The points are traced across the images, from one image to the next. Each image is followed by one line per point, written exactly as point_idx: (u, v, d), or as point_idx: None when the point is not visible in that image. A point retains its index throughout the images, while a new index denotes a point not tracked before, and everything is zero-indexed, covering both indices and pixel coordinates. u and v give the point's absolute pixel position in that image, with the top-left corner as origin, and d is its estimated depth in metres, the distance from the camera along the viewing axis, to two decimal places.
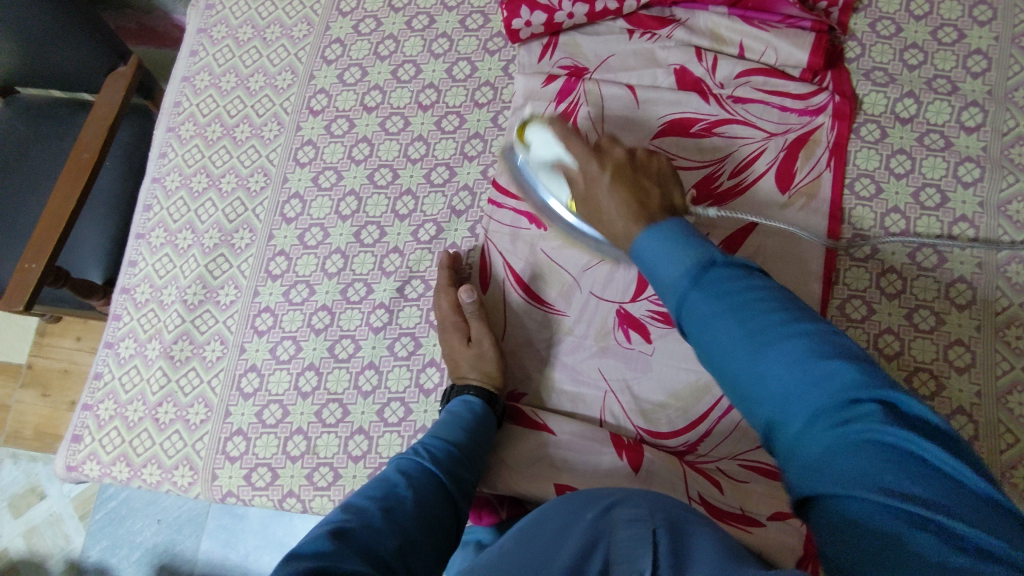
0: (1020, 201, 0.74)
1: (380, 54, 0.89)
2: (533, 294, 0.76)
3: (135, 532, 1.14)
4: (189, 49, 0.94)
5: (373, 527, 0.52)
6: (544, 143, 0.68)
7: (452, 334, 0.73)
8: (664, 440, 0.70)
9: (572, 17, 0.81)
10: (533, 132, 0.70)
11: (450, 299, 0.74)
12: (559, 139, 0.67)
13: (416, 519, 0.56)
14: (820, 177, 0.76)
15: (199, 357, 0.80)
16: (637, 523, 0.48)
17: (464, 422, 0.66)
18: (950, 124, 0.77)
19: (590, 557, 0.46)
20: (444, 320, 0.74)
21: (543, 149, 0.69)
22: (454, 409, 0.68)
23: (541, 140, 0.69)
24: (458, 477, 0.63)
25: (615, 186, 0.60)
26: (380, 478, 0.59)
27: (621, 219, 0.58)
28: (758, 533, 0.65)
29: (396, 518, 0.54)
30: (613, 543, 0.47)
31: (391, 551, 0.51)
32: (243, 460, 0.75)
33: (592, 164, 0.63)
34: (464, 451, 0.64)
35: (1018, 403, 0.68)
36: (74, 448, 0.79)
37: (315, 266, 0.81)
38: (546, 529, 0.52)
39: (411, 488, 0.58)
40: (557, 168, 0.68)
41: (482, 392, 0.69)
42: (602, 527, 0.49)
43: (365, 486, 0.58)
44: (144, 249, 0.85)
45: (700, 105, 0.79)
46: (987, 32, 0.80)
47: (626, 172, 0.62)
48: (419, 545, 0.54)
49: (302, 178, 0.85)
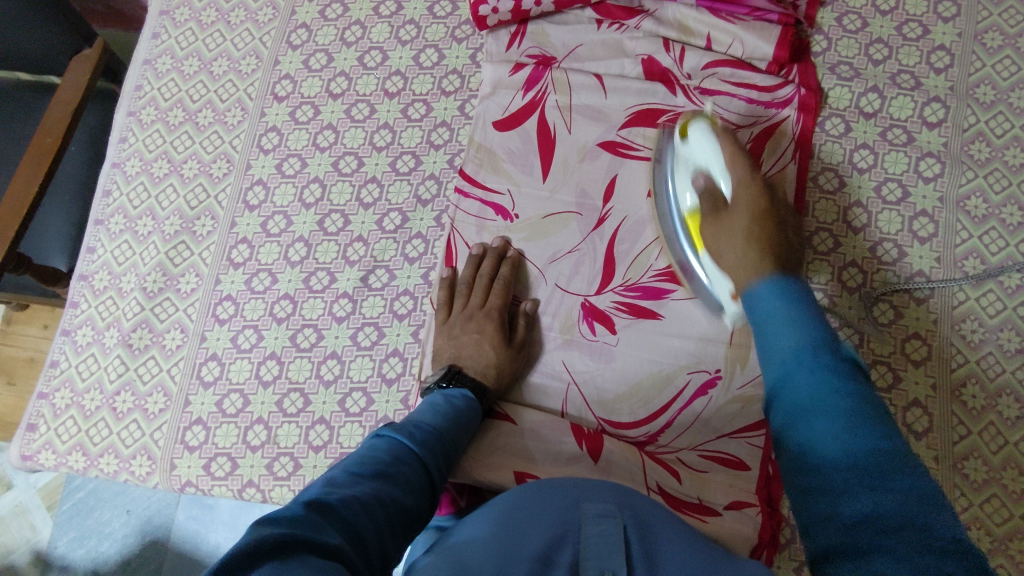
0: (977, 196, 0.75)
1: (346, 40, 0.88)
2: (520, 291, 0.76)
3: (103, 522, 1.12)
4: (151, 31, 0.92)
5: (357, 502, 0.49)
6: (706, 148, 0.68)
7: (494, 324, 0.72)
8: (625, 430, 0.71)
9: (540, 5, 0.80)
10: (698, 132, 0.69)
11: (502, 291, 0.74)
12: (722, 161, 0.68)
13: (398, 500, 0.52)
14: (785, 170, 0.76)
15: (159, 345, 0.79)
16: (605, 520, 0.50)
17: (455, 414, 0.64)
18: (912, 119, 0.78)
19: (559, 549, 0.47)
20: (490, 308, 0.73)
21: (701, 156, 0.69)
22: (449, 399, 0.66)
23: (707, 146, 0.69)
24: (442, 465, 0.60)
25: (759, 222, 0.65)
26: (364, 454, 0.55)
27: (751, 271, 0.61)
28: (713, 523, 0.65)
29: (379, 496, 0.51)
30: (581, 537, 0.49)
31: (369, 530, 0.47)
32: (202, 449, 0.74)
33: (743, 195, 0.66)
34: (447, 439, 0.62)
35: (972, 396, 0.69)
36: (29, 437, 0.77)
37: (278, 255, 0.80)
38: (516, 506, 0.52)
39: (394, 469, 0.54)
40: (701, 181, 0.69)
41: (475, 387, 0.68)
42: (570, 522, 0.50)
43: (352, 461, 0.54)
44: (102, 235, 0.84)
45: (667, 96, 0.79)
46: (951, 28, 0.81)
47: (768, 199, 0.67)
48: (397, 526, 0.51)
49: (266, 165, 0.84)
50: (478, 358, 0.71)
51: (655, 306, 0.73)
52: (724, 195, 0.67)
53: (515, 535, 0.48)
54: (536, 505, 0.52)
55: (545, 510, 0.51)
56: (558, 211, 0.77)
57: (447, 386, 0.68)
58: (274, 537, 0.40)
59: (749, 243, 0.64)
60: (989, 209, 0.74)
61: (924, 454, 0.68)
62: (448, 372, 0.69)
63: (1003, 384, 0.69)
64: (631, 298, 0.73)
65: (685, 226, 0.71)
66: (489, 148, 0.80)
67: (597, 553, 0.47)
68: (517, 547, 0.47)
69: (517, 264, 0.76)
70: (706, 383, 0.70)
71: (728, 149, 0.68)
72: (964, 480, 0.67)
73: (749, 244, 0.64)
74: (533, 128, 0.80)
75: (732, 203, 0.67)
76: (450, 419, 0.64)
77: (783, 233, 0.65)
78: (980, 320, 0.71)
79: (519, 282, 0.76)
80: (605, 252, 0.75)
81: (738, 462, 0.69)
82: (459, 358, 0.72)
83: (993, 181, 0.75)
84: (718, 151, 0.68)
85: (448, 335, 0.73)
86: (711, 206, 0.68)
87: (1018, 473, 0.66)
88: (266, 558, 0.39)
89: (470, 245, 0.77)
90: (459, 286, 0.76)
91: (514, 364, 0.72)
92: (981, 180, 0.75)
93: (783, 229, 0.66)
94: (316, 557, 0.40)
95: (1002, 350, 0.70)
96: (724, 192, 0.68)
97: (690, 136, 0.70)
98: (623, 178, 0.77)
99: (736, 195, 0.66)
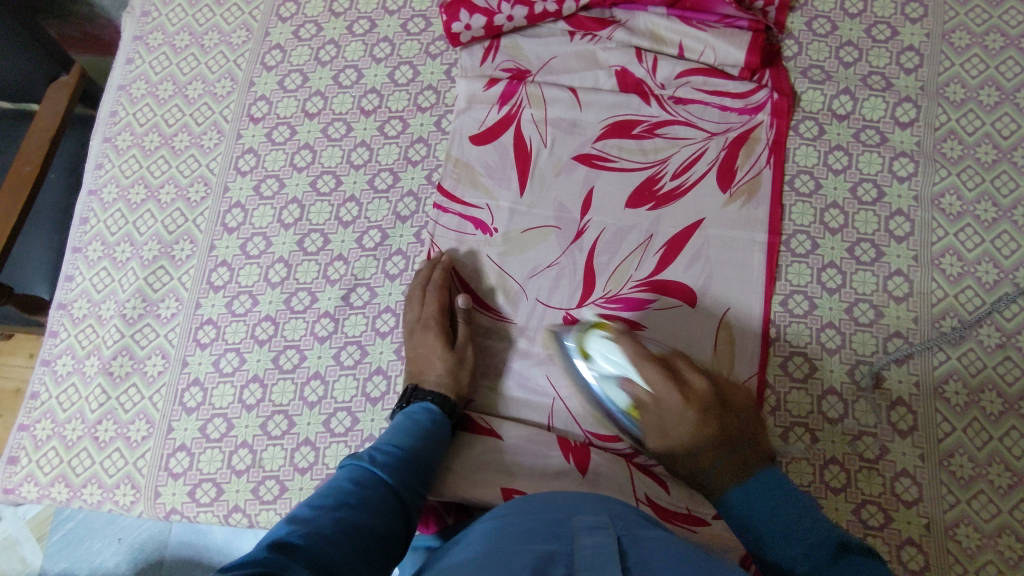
0: (951, 194, 0.75)
1: (321, 60, 0.88)
2: (482, 305, 0.76)
3: (94, 553, 1.11)
4: (125, 56, 0.92)
5: (324, 534, 0.48)
6: (610, 355, 0.65)
7: (434, 333, 0.72)
8: (613, 442, 0.71)
9: (512, 20, 0.81)
10: (599, 342, 0.67)
11: (436, 298, 0.73)
12: (630, 363, 0.64)
13: (368, 524, 0.52)
14: (760, 175, 0.77)
15: (140, 372, 0.78)
16: (597, 532, 0.49)
17: (422, 428, 0.64)
18: (885, 120, 0.79)
19: (552, 567, 0.45)
20: (427, 318, 0.73)
21: (609, 366, 0.66)
22: (414, 414, 0.66)
23: (612, 358, 0.65)
24: (412, 481, 0.59)
25: (698, 422, 0.63)
26: (332, 487, 0.55)
27: (721, 484, 0.63)
28: (704, 531, 0.66)
29: (347, 523, 0.51)
30: (574, 552, 0.47)
31: (340, 558, 0.47)
32: (186, 476, 0.74)
33: (668, 395, 0.63)
34: (417, 460, 0.61)
35: (955, 392, 0.69)
36: (10, 470, 0.76)
37: (258, 276, 0.80)
38: (507, 525, 0.51)
39: (363, 498, 0.54)
40: (625, 385, 0.66)
41: (439, 398, 0.68)
42: (561, 535, 0.49)
43: (318, 493, 0.54)
44: (81, 263, 0.83)
45: (641, 106, 0.80)
46: (919, 29, 0.82)
47: (703, 388, 0.63)
48: (371, 553, 0.50)
49: (243, 188, 0.84)
50: (432, 370, 0.71)
51: (638, 316, 0.73)
52: (642, 390, 0.64)
53: (506, 554, 0.46)
54: (527, 523, 0.51)
55: (537, 527, 0.50)
56: (537, 226, 0.77)
57: (410, 402, 0.69)
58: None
59: (702, 453, 0.64)
60: (964, 206, 0.75)
61: (909, 453, 0.68)
62: (408, 392, 0.70)
63: (984, 379, 0.69)
64: (613, 309, 0.73)
65: (620, 412, 0.67)
66: (467, 163, 0.80)
67: (591, 563, 0.45)
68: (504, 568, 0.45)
69: (453, 265, 0.76)
70: None
71: (632, 350, 0.64)
72: (951, 477, 0.67)
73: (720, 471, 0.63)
74: (509, 142, 0.80)
75: (662, 408, 0.63)
76: (419, 438, 0.63)
77: (732, 425, 0.64)
78: (959, 317, 0.71)
79: (457, 281, 0.77)
80: (585, 264, 0.75)
81: None
82: (416, 373, 0.72)
83: (966, 177, 0.76)
84: (627, 355, 0.64)
85: (405, 352, 0.74)
86: (637, 408, 0.65)
87: (1003, 468, 0.67)
88: None
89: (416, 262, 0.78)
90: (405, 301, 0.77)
91: (466, 365, 0.72)
92: (954, 177, 0.76)
93: (740, 432, 0.64)
94: None
95: (983, 346, 0.70)
96: (646, 392, 0.64)
97: (595, 351, 0.67)
98: (600, 189, 0.77)
99: (663, 399, 0.63)
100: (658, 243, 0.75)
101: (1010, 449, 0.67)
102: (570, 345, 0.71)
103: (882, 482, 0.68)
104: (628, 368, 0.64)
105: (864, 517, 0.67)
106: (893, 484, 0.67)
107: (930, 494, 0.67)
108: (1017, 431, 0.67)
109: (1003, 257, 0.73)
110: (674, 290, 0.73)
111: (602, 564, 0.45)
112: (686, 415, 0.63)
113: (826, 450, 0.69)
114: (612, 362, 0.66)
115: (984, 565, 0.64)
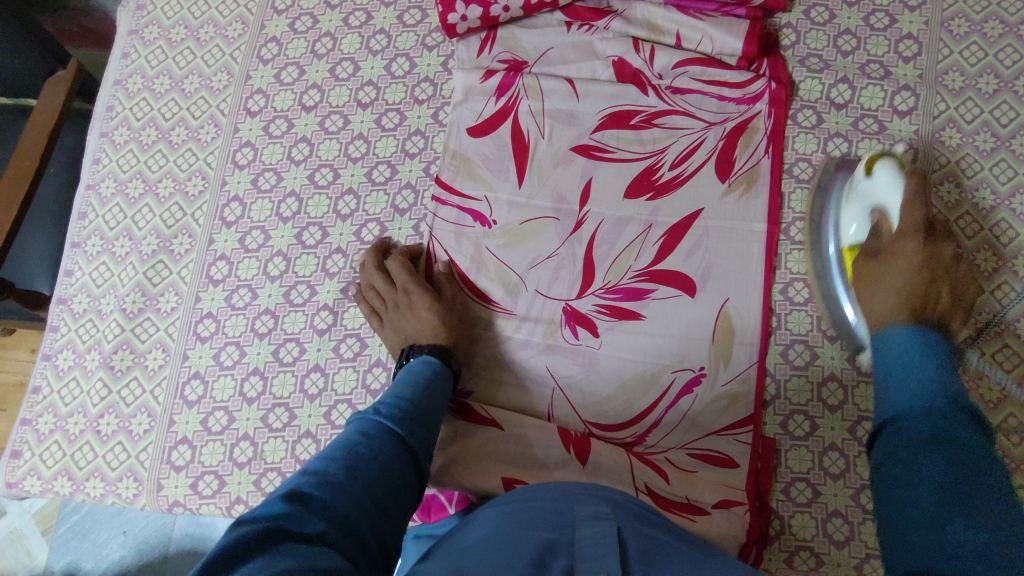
0: (950, 182, 0.75)
1: (318, 52, 0.88)
2: (477, 291, 0.76)
3: (100, 545, 1.12)
4: (120, 50, 0.92)
5: (340, 486, 0.49)
6: (889, 187, 0.65)
7: (418, 292, 0.74)
8: (613, 432, 0.71)
9: (508, 10, 0.81)
10: (882, 170, 0.66)
11: (407, 268, 0.76)
12: (901, 201, 0.64)
13: (381, 472, 0.53)
14: (759, 165, 0.76)
15: (141, 366, 0.78)
16: (598, 522, 0.49)
17: (424, 381, 0.66)
18: (883, 108, 0.78)
19: (554, 554, 0.45)
20: (406, 284, 0.74)
21: (878, 194, 0.66)
22: (414, 369, 0.67)
23: (881, 181, 0.66)
24: (420, 430, 0.60)
25: (915, 270, 0.61)
26: (343, 439, 0.55)
27: (886, 308, 0.61)
28: (701, 521, 0.66)
29: (360, 474, 0.51)
30: (576, 540, 0.47)
31: (357, 510, 0.48)
32: (188, 468, 0.74)
33: (907, 233, 0.63)
34: (424, 411, 0.62)
35: None
36: (13, 464, 0.77)
37: (257, 270, 0.80)
38: (511, 516, 0.51)
39: (375, 449, 0.55)
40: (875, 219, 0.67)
41: (434, 349, 0.69)
42: (563, 525, 0.49)
43: (329, 445, 0.54)
44: (80, 258, 0.83)
45: (639, 97, 0.79)
46: (917, 17, 0.81)
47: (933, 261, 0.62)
48: (386, 505, 0.51)
49: (241, 181, 0.84)
50: (425, 327, 0.72)
51: (637, 306, 0.73)
52: (886, 228, 0.65)
53: (510, 540, 0.47)
54: (529, 513, 0.51)
55: (539, 517, 0.50)
56: (535, 217, 0.77)
57: (407, 361, 0.70)
58: (251, 533, 0.40)
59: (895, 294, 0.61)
60: (963, 193, 0.75)
61: None
62: (408, 353, 0.70)
63: (982, 367, 0.69)
64: (612, 300, 0.73)
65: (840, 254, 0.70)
66: (464, 155, 0.80)
67: (590, 553, 0.44)
68: (507, 554, 0.45)
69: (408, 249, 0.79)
70: (690, 381, 0.71)
71: (913, 191, 0.63)
72: None
73: (899, 292, 0.61)
74: (507, 134, 0.80)
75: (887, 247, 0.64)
76: (424, 390, 0.64)
77: (939, 289, 0.61)
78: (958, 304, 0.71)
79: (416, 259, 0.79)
80: (584, 256, 0.75)
81: (728, 460, 0.69)
82: (410, 338, 0.73)
83: (965, 165, 0.76)
84: (903, 193, 0.64)
85: (392, 332, 0.74)
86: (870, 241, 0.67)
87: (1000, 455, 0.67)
88: (247, 553, 0.39)
89: (363, 259, 0.78)
90: (365, 295, 0.76)
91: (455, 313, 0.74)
92: (952, 165, 0.76)
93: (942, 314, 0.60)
94: (296, 546, 0.41)
95: (982, 334, 0.70)
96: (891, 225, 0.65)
97: (876, 173, 0.66)
98: (599, 180, 0.77)
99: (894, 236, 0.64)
100: (657, 233, 0.75)
101: (1008, 436, 0.67)
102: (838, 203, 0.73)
103: None
104: (890, 206, 0.65)
105: (863, 502, 0.67)
106: None
107: None
108: (1015, 418, 0.68)
109: (1002, 244, 0.73)
110: (673, 280, 0.73)
111: (603, 552, 0.45)
112: (908, 253, 0.63)
113: (826, 435, 0.69)
114: (882, 192, 0.66)
115: None
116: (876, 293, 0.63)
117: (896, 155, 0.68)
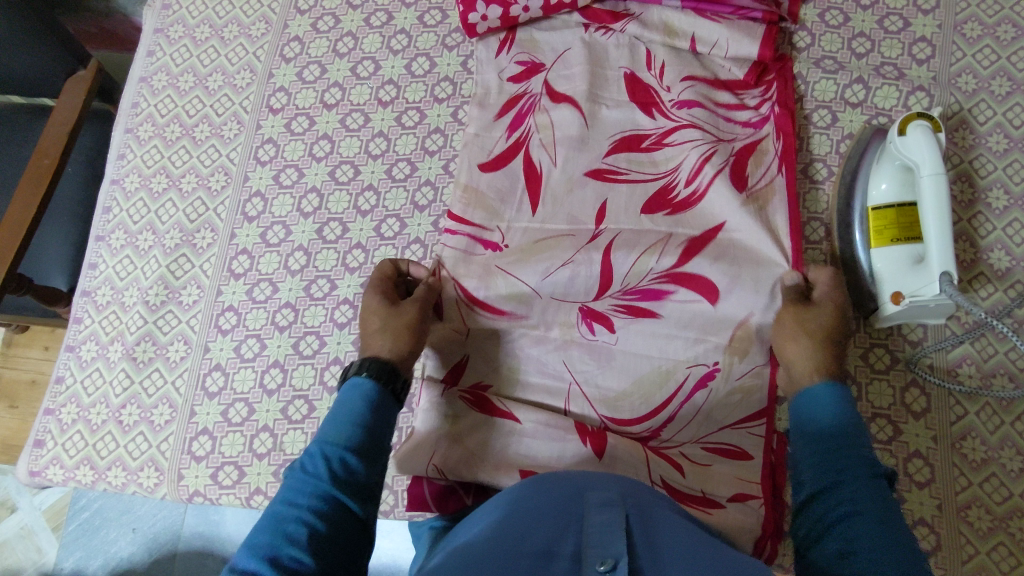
0: (963, 182, 0.76)
1: (339, 52, 0.89)
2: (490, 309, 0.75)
3: (109, 542, 1.13)
4: (146, 49, 0.94)
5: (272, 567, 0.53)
6: (922, 145, 0.67)
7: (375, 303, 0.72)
8: (629, 426, 0.72)
9: (528, 10, 0.82)
10: (918, 129, 0.68)
11: (374, 283, 0.74)
12: (933, 159, 0.67)
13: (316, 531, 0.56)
14: (773, 183, 0.76)
15: (162, 357, 0.79)
16: (608, 508, 0.48)
17: (356, 409, 0.64)
18: (897, 108, 0.79)
19: (562, 543, 0.46)
20: (371, 296, 0.73)
21: (909, 151, 0.68)
22: (347, 395, 0.65)
23: (914, 141, 0.68)
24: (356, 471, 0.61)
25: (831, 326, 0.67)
26: (272, 512, 0.57)
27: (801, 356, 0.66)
28: (717, 514, 0.67)
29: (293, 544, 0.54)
30: (583, 527, 0.46)
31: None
32: (209, 459, 0.75)
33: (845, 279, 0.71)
34: (359, 450, 0.62)
35: (968, 376, 0.70)
36: (37, 453, 0.78)
37: (279, 264, 0.81)
38: (521, 505, 0.52)
39: (304, 517, 0.56)
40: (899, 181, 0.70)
41: (372, 369, 0.66)
42: (574, 512, 0.49)
43: (266, 513, 0.58)
44: (104, 251, 0.85)
45: (648, 119, 0.80)
46: (931, 20, 0.82)
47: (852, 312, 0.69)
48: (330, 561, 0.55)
49: (263, 177, 0.85)
50: (372, 339, 0.69)
51: (655, 304, 0.73)
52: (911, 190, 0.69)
53: (520, 531, 0.47)
54: (539, 499, 0.52)
55: (550, 503, 0.51)
56: (550, 236, 0.77)
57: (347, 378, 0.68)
58: None
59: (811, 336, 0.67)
60: (976, 193, 0.76)
61: (922, 434, 0.69)
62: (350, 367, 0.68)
63: (996, 364, 0.70)
64: (631, 299, 0.73)
65: (864, 214, 0.72)
66: (476, 188, 0.79)
67: (598, 540, 0.44)
68: (518, 545, 0.45)
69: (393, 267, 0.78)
70: (706, 375, 0.71)
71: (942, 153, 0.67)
72: (963, 459, 0.68)
73: (817, 340, 0.66)
74: (520, 167, 0.80)
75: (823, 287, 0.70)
76: (357, 425, 0.63)
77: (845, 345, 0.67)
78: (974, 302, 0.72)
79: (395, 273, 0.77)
80: (601, 270, 0.74)
81: (744, 453, 0.70)
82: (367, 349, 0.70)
83: (978, 165, 0.77)
84: (930, 151, 0.67)
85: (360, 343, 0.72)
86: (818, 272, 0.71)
87: (1014, 452, 0.67)
88: None
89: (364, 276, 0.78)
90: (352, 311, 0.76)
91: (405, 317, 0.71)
92: (965, 165, 0.77)
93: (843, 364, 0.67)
94: None
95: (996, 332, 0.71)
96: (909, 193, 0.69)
97: (910, 131, 0.69)
98: (614, 202, 0.77)
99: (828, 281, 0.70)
100: (679, 239, 0.74)
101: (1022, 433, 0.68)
102: (863, 168, 0.74)
103: (894, 462, 0.69)
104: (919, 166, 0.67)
105: None
106: (907, 464, 0.68)
107: (942, 475, 0.68)
108: None
109: (1015, 244, 0.73)
110: (694, 282, 0.73)
111: (609, 540, 0.44)
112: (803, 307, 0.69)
113: None
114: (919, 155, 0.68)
115: (996, 546, 0.65)
116: (789, 340, 0.68)
117: (931, 117, 0.70)
